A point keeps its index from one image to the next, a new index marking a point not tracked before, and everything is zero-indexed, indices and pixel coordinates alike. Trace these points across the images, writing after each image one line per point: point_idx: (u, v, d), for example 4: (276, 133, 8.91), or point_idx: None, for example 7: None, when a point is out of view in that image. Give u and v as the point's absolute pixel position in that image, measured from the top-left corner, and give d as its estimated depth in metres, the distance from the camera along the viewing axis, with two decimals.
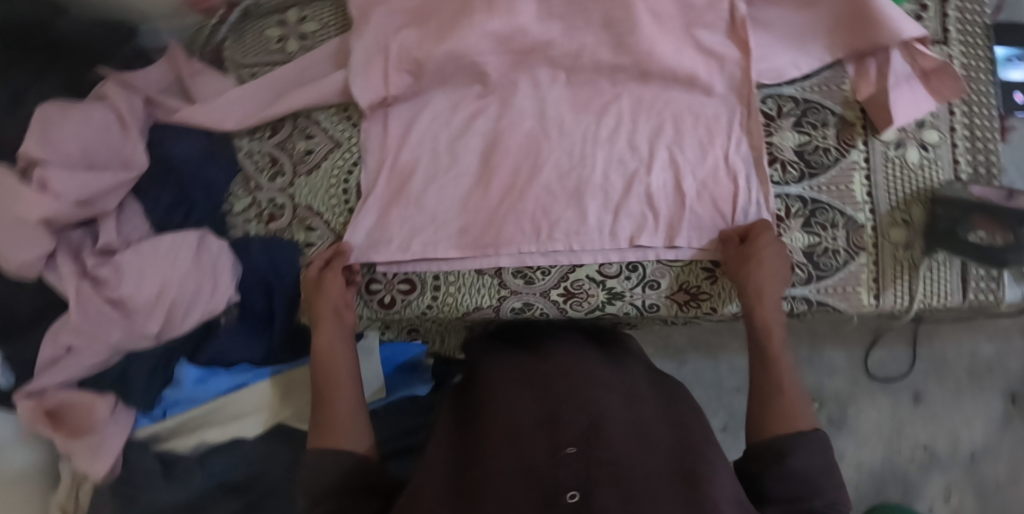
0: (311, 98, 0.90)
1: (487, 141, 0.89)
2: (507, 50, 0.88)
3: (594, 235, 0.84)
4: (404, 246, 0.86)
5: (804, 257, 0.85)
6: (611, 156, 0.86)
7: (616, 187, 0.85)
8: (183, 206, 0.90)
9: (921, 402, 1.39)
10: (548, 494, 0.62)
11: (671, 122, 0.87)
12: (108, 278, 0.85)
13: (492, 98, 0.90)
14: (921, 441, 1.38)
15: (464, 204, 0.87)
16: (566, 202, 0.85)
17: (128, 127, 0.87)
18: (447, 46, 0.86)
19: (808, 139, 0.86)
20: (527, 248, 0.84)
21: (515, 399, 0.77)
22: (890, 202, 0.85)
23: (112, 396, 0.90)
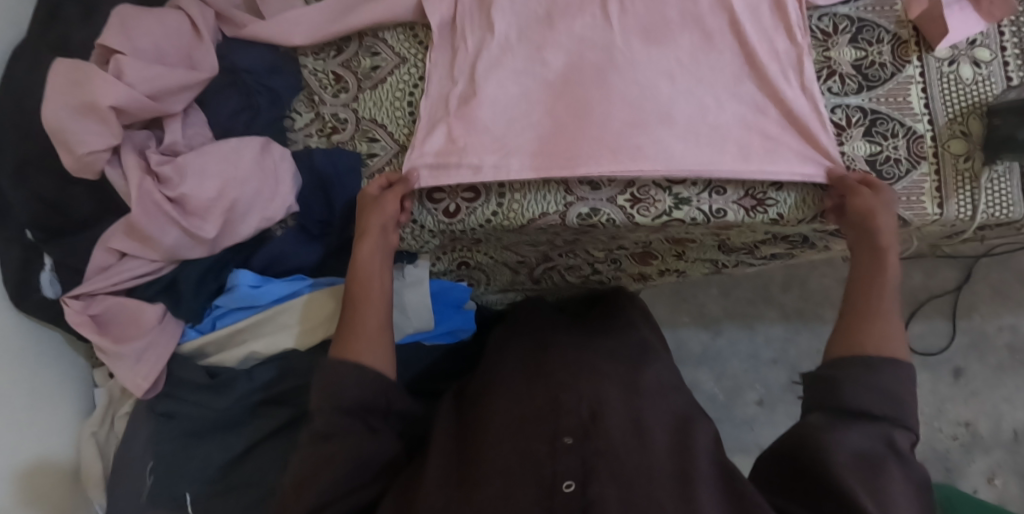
0: (379, 13, 0.90)
1: (562, 68, 0.86)
2: None
3: (674, 159, 0.81)
4: (478, 171, 0.84)
5: (867, 165, 0.85)
6: (683, 86, 0.84)
7: (668, 108, 0.83)
8: (248, 113, 0.91)
9: (963, 378, 1.39)
10: (545, 484, 0.62)
11: (740, 57, 0.86)
12: (170, 177, 0.85)
13: (557, 22, 0.88)
14: (962, 419, 1.37)
15: (535, 130, 0.84)
16: (638, 127, 0.82)
17: (200, 35, 0.89)
18: None
19: (865, 55, 0.88)
20: (602, 168, 0.81)
21: (513, 389, 0.75)
22: (948, 114, 0.87)
23: (162, 304, 0.89)
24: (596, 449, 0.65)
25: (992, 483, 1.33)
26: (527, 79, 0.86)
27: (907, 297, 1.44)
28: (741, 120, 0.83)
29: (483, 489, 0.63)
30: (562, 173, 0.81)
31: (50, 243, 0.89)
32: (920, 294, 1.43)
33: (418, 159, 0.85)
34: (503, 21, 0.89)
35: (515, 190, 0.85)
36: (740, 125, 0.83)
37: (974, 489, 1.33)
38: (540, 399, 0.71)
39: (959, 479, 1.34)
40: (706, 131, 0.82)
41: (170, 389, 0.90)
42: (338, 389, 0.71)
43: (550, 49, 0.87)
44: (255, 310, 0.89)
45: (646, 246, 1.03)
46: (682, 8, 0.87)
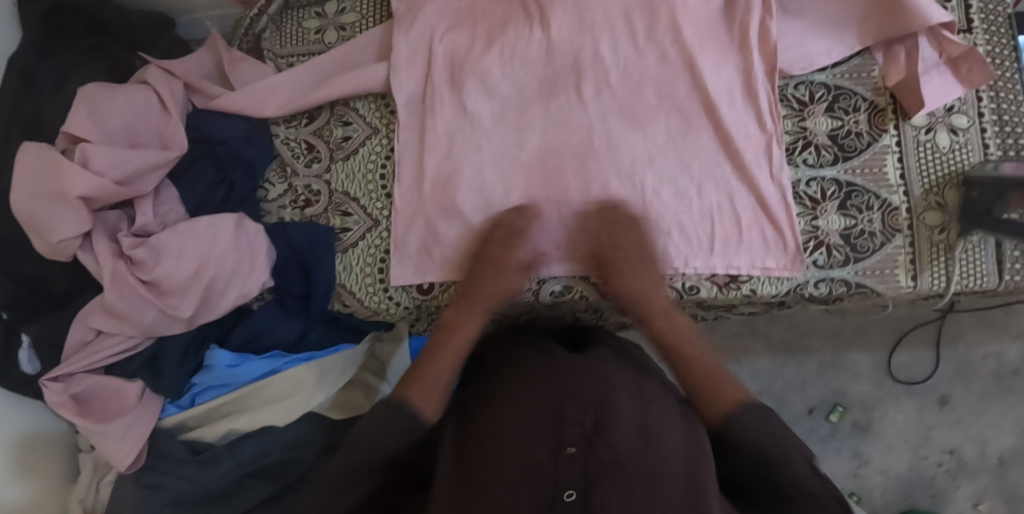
0: (351, 86, 0.89)
1: (539, 152, 0.86)
2: (548, 61, 0.85)
3: (649, 252, 0.85)
4: (457, 264, 0.86)
5: (841, 240, 0.85)
6: (660, 173, 0.85)
7: (642, 200, 0.85)
8: (223, 187, 0.91)
9: (948, 405, 1.38)
10: (547, 494, 0.60)
11: (717, 140, 0.85)
12: (143, 259, 0.84)
13: (530, 99, 0.86)
14: (948, 446, 1.36)
15: None
16: (616, 220, 0.85)
17: (169, 110, 0.88)
18: (477, 54, 0.86)
19: (841, 124, 0.87)
20: (579, 266, 0.85)
21: (517, 384, 0.71)
22: (923, 185, 0.87)
23: (141, 382, 0.89)
24: (599, 459, 0.62)
25: (977, 508, 1.34)
26: (504, 162, 0.86)
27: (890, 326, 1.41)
28: (715, 210, 0.85)
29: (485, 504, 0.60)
30: (538, 271, 0.85)
31: (28, 321, 0.88)
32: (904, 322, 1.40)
33: (396, 260, 0.87)
34: (476, 100, 0.86)
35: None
36: (715, 214, 0.85)
37: None
38: (544, 407, 0.67)
39: (944, 505, 1.35)
40: (676, 226, 0.85)
41: (152, 463, 0.89)
42: (381, 426, 0.68)
43: (524, 129, 0.86)
44: (234, 386, 0.90)
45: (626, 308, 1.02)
46: (655, 84, 0.85)
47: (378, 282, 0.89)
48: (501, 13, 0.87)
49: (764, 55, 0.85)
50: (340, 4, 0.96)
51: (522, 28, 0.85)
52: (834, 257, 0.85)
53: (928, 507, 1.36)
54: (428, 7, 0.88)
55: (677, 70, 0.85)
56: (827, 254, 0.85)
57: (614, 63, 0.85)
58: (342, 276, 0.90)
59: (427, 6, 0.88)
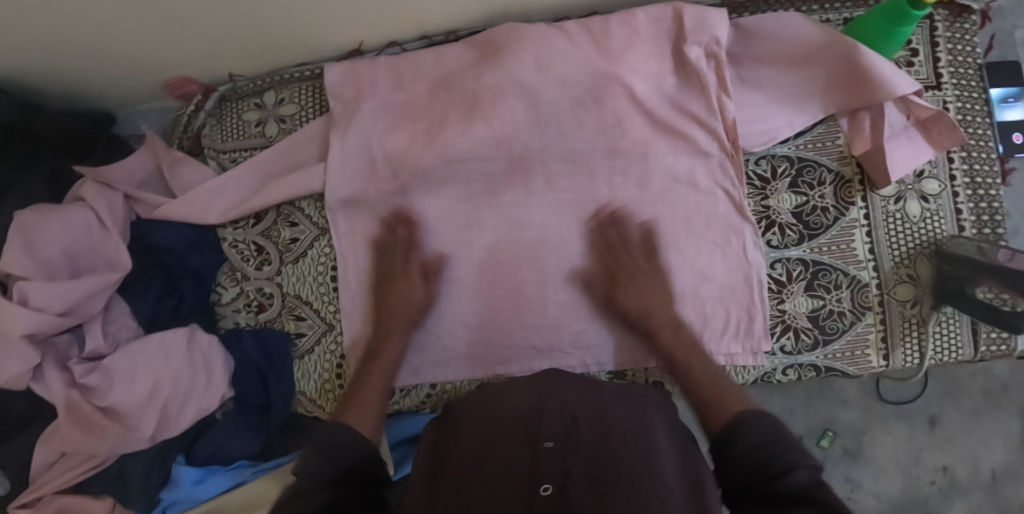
0: (296, 188, 0.87)
1: (488, 253, 0.83)
2: (500, 156, 0.82)
3: (610, 348, 0.83)
4: (416, 370, 0.86)
5: (809, 322, 0.82)
6: (613, 266, 0.81)
7: (598, 295, 0.82)
8: (173, 299, 0.90)
9: (939, 425, 1.28)
10: (524, 483, 0.56)
11: (682, 225, 0.81)
12: (98, 385, 0.83)
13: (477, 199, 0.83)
14: (940, 464, 1.27)
15: (474, 324, 0.84)
16: (572, 317, 0.82)
17: (109, 227, 0.85)
18: (426, 153, 0.82)
19: (806, 200, 0.83)
20: (537, 365, 0.84)
21: (495, 401, 0.69)
22: (894, 258, 0.83)
23: (110, 498, 0.89)
24: (581, 454, 0.59)
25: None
26: (455, 262, 0.84)
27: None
28: (675, 300, 0.81)
29: (469, 494, 0.57)
30: (501, 371, 0.84)
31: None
32: None
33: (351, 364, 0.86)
34: (430, 201, 0.84)
35: (449, 378, 0.86)
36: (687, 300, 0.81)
37: None
38: (524, 408, 0.65)
39: None
40: None
41: None
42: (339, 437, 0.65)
43: (473, 227, 0.83)
44: (199, 499, 0.90)
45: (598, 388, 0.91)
46: (608, 174, 0.81)
47: (336, 385, 0.88)
48: (437, 109, 0.83)
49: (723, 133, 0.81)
50: (279, 94, 0.92)
51: (461, 125, 0.81)
52: (803, 341, 0.82)
53: None
54: (366, 108, 0.85)
55: (631, 157, 0.81)
56: (795, 339, 0.82)
57: (563, 154, 0.82)
58: (299, 380, 0.89)
59: (365, 107, 0.85)
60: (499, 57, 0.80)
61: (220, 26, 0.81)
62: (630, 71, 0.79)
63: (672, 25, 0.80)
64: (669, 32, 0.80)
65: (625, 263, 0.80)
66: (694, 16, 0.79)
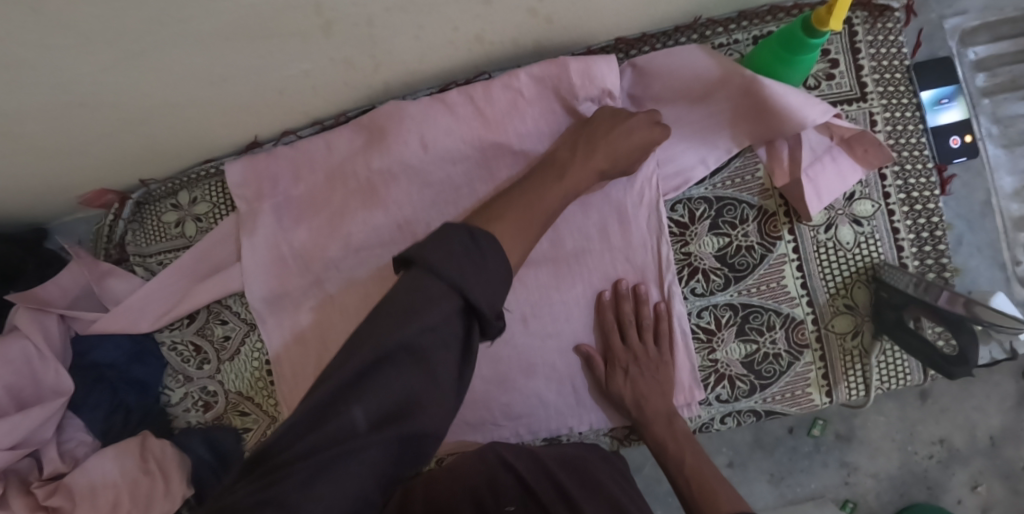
0: (218, 289, 0.87)
1: None
2: (405, 238, 0.81)
3: (543, 416, 0.82)
4: None
5: (744, 368, 0.79)
6: (534, 335, 0.81)
7: (522, 365, 0.81)
8: (121, 412, 0.92)
9: (930, 398, 1.16)
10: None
11: (601, 285, 0.80)
12: (61, 505, 0.87)
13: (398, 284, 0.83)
14: (936, 436, 1.16)
15: None
16: (503, 389, 0.82)
17: (46, 354, 0.87)
18: (336, 244, 0.82)
19: (729, 241, 0.79)
20: (474, 439, 0.84)
21: (452, 476, 0.73)
22: (828, 290, 0.79)
23: None
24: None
25: (977, 493, 1.16)
26: None
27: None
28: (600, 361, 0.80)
29: None
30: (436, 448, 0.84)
31: None
32: None
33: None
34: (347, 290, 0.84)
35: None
36: None
37: (957, 502, 1.17)
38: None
39: (942, 496, 1.16)
40: (563, 381, 0.81)
41: None
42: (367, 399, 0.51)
43: None
44: None
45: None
46: None
47: None
48: (337, 201, 0.82)
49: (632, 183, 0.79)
50: (192, 193, 0.92)
51: (361, 213, 0.81)
52: (739, 388, 0.79)
53: (926, 500, 1.17)
54: (266, 207, 0.84)
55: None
56: (730, 386, 0.79)
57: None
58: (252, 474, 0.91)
59: (264, 207, 0.84)
60: (384, 141, 0.78)
61: (105, 148, 0.79)
62: (518, 136, 0.76)
63: (559, 81, 0.75)
64: (556, 88, 0.75)
65: (610, 378, 0.78)
66: (578, 70, 0.74)
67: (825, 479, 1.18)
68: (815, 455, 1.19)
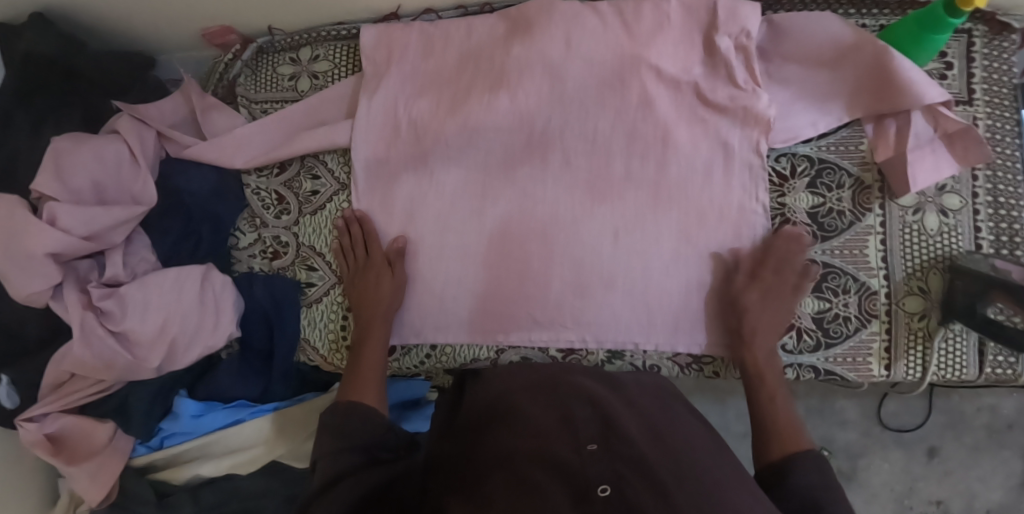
0: (320, 141, 0.88)
1: (498, 224, 0.84)
2: (520, 129, 0.83)
3: (611, 327, 0.83)
4: (419, 329, 0.87)
5: (813, 323, 0.82)
6: (620, 250, 0.83)
7: (602, 276, 0.83)
8: (190, 242, 0.92)
9: (937, 457, 1.27)
10: (579, 489, 0.56)
11: (695, 216, 0.82)
12: (112, 311, 0.86)
13: (498, 176, 0.85)
14: (934, 496, 1.26)
15: (478, 292, 0.85)
16: (578, 296, 0.83)
17: (138, 162, 0.88)
18: (452, 121, 0.83)
19: (823, 202, 0.83)
20: (537, 336, 0.84)
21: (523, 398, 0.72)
22: (906, 270, 0.82)
23: (112, 423, 0.93)
24: (624, 453, 0.60)
25: None
26: (469, 226, 0.85)
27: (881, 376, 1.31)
28: (680, 286, 0.83)
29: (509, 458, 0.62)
30: (499, 338, 0.85)
31: (6, 364, 0.91)
32: None
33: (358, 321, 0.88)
34: (446, 169, 0.86)
35: (449, 343, 0.87)
36: (687, 290, 0.83)
37: None
38: (550, 416, 0.67)
39: None
40: (637, 299, 0.83)
41: (124, 502, 0.93)
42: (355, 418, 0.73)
43: (487, 198, 0.85)
44: (202, 433, 0.92)
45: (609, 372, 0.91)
46: (624, 157, 0.83)
47: (342, 339, 0.90)
48: (465, 80, 0.84)
49: (747, 127, 0.81)
50: (314, 51, 0.94)
51: (486, 96, 0.83)
52: (804, 342, 0.82)
53: None
54: (392, 72, 0.87)
55: (650, 143, 0.82)
56: (797, 338, 0.83)
57: (580, 134, 0.83)
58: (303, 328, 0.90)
59: (392, 71, 0.87)
60: (530, 33, 0.82)
61: None
62: (655, 57, 0.80)
63: (708, 16, 0.82)
64: (702, 21, 0.82)
65: (743, 288, 0.79)
66: (726, 7, 0.81)
67: None
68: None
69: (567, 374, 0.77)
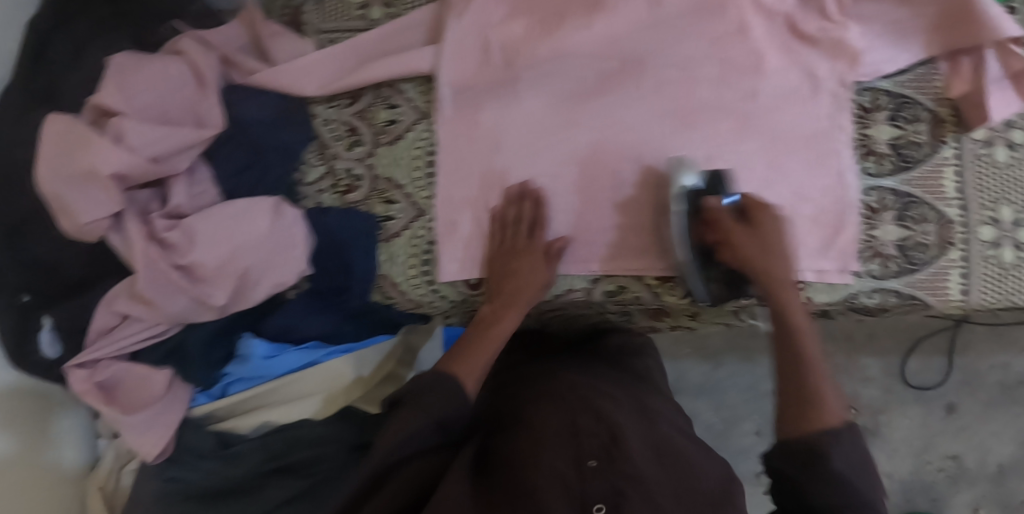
0: (401, 66, 0.85)
1: (589, 153, 0.84)
2: (614, 55, 0.83)
3: (705, 254, 0.84)
4: None
5: (896, 250, 0.85)
6: (715, 178, 0.83)
7: (695, 202, 0.83)
8: (255, 172, 0.86)
9: (954, 413, 1.31)
10: (576, 504, 0.60)
11: (782, 144, 0.84)
12: (178, 243, 0.81)
13: (591, 107, 0.84)
14: (951, 452, 1.31)
15: (575, 221, 0.84)
16: (673, 223, 0.84)
17: (205, 84, 0.82)
18: (545, 45, 0.81)
19: (902, 134, 0.85)
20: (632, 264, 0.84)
21: (538, 407, 0.75)
22: (980, 200, 0.86)
23: (170, 370, 0.86)
24: (622, 471, 0.63)
25: None
26: (562, 155, 0.84)
27: (904, 333, 1.33)
28: (769, 213, 0.84)
29: (521, 467, 0.66)
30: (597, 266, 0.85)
31: (48, 306, 0.85)
32: (918, 329, 1.32)
33: (445, 251, 0.84)
34: (533, 96, 0.84)
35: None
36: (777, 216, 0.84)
37: None
38: (559, 424, 0.70)
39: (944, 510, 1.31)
40: None
41: (179, 455, 0.87)
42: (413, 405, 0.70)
43: (577, 125, 0.84)
44: (272, 377, 0.89)
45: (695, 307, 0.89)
46: (715, 86, 0.83)
47: (422, 277, 0.86)
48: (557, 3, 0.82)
49: (835, 59, 0.83)
50: None
51: (581, 19, 0.81)
52: (888, 268, 0.85)
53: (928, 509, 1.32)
54: None
55: (742, 71, 0.83)
56: (882, 264, 0.85)
57: (674, 62, 0.83)
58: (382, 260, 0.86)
59: None
60: None
61: None
62: None
63: None
64: None
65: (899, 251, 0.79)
66: None
67: None
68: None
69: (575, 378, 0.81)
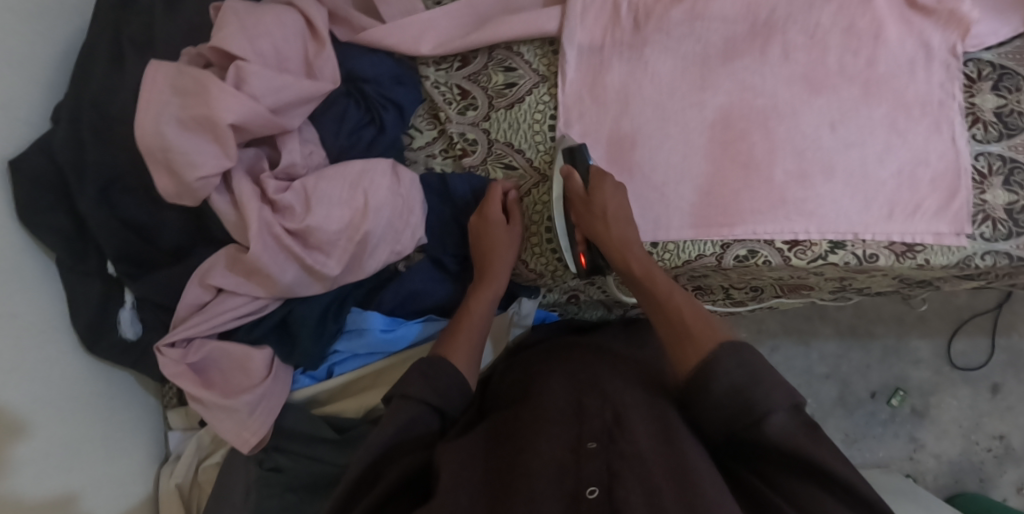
0: (524, 27, 0.82)
1: (719, 116, 0.83)
2: (743, 19, 0.83)
3: (834, 217, 0.82)
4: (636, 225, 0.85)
5: (1005, 214, 0.81)
6: (839, 142, 0.82)
7: (823, 164, 0.82)
8: (372, 129, 0.83)
9: (999, 393, 1.28)
10: (568, 490, 0.55)
11: (904, 109, 0.82)
12: (291, 205, 0.73)
13: (721, 72, 0.83)
14: (998, 432, 1.27)
15: (701, 184, 0.83)
16: (800, 184, 0.82)
17: (320, 37, 0.77)
18: (675, 8, 0.82)
19: (1005, 103, 0.81)
20: (762, 229, 0.82)
21: (544, 388, 0.70)
22: None
23: (272, 348, 0.79)
24: (622, 453, 0.58)
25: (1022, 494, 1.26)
26: (688, 118, 0.83)
27: (950, 313, 1.30)
28: (892, 177, 0.82)
29: (520, 444, 0.61)
30: (724, 231, 0.83)
31: (134, 278, 0.78)
32: (963, 309, 1.30)
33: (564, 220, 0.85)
34: (660, 59, 0.84)
35: (672, 239, 0.85)
36: (899, 180, 0.82)
37: (1004, 499, 1.26)
38: (564, 405, 0.66)
39: (991, 491, 1.27)
40: (857, 190, 0.82)
41: (280, 443, 0.81)
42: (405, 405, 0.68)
43: (705, 88, 0.83)
44: (385, 352, 0.85)
45: (810, 276, 0.90)
46: (840, 51, 0.82)
47: (545, 243, 0.87)
48: None
49: (947, 29, 0.81)
50: None
51: None
52: (997, 231, 0.81)
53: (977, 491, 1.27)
54: None
55: (864, 38, 0.82)
56: (992, 227, 0.81)
57: (800, 28, 0.82)
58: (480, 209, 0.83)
59: None
60: None
61: None
62: None
63: None
64: None
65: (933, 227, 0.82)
66: None
67: (893, 449, 1.29)
68: (888, 425, 1.30)
69: (580, 357, 0.78)
